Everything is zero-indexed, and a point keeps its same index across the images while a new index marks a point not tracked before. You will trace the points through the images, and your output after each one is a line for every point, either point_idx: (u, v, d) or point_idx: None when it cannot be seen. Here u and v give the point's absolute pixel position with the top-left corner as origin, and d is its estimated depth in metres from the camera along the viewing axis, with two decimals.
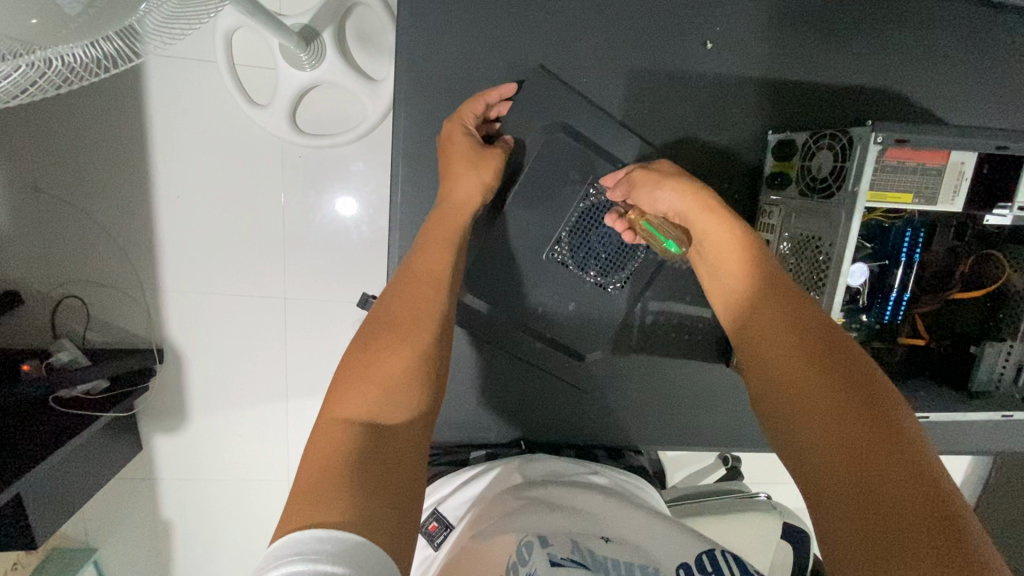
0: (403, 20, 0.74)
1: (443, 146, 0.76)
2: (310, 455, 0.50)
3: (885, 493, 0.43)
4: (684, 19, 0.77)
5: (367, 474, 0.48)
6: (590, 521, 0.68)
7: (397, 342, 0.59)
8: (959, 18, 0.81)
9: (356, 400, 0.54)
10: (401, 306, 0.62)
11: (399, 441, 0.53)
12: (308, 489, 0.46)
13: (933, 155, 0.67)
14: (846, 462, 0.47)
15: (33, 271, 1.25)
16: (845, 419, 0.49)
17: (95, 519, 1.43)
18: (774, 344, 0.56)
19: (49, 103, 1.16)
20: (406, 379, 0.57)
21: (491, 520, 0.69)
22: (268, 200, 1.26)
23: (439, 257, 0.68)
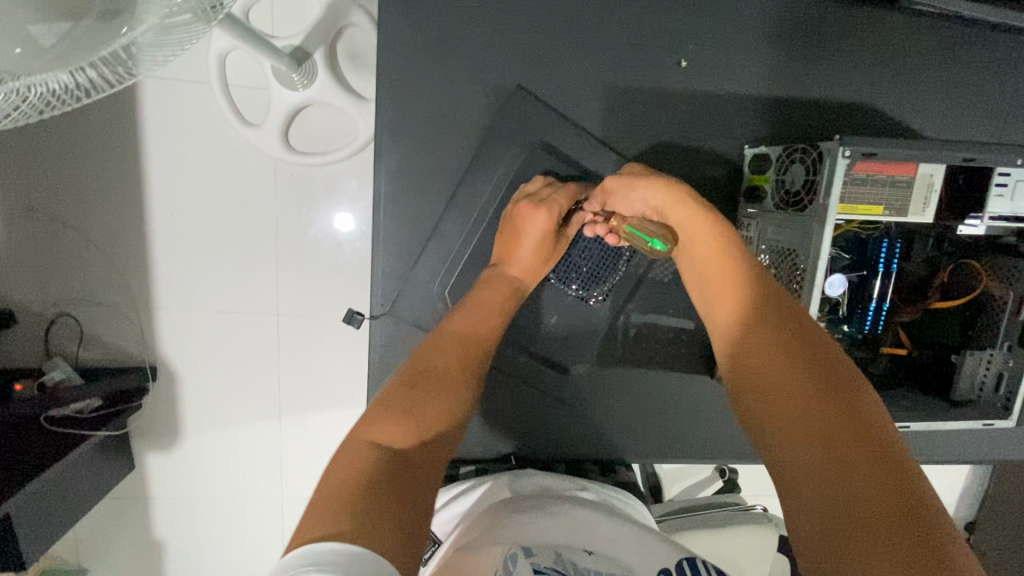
0: (382, 42, 0.75)
1: (510, 226, 0.78)
2: (342, 469, 0.52)
3: (864, 484, 0.47)
4: (660, 36, 0.79)
5: (387, 495, 0.50)
6: (580, 532, 0.68)
7: (435, 390, 0.64)
8: (927, 35, 0.83)
9: (385, 423, 0.58)
10: (440, 358, 0.68)
11: (424, 464, 0.57)
12: (332, 501, 0.48)
13: (901, 167, 0.68)
14: (827, 453, 0.50)
15: (29, 290, 1.26)
16: (826, 413, 0.52)
17: (91, 534, 1.43)
18: (762, 342, 0.60)
19: (44, 126, 1.19)
20: (434, 407, 0.62)
21: (478, 532, 0.69)
22: (261, 218, 1.27)
23: (475, 314, 0.74)
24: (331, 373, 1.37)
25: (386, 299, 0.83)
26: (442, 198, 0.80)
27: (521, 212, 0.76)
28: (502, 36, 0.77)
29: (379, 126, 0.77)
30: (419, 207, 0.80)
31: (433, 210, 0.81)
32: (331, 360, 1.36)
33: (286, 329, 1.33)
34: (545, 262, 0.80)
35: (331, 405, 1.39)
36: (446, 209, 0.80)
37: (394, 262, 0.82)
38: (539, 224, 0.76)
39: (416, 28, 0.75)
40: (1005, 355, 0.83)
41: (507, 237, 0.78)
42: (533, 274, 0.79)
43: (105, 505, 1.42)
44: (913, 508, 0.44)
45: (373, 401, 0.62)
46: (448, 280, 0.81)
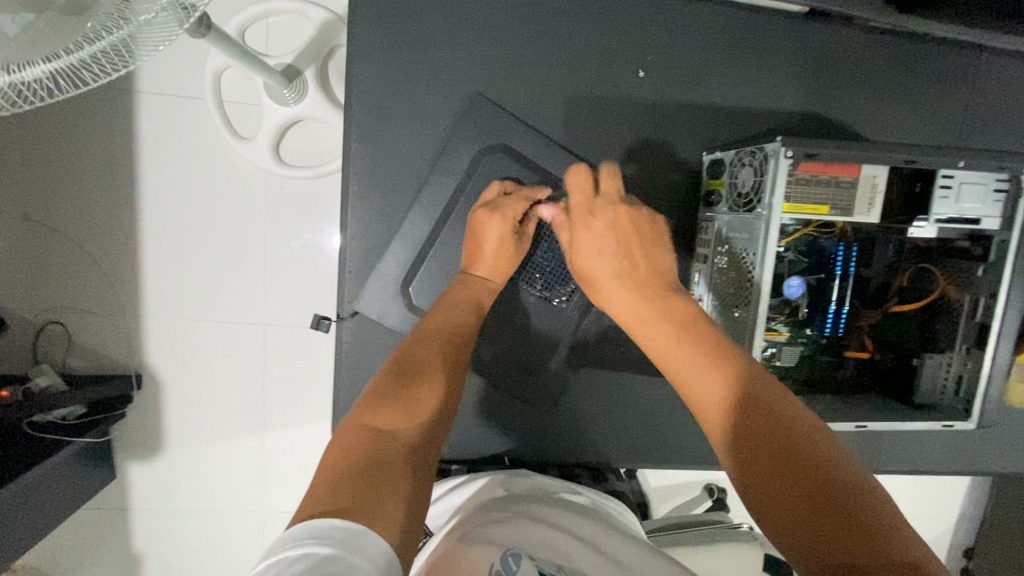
0: (352, 51, 0.79)
1: (472, 236, 0.79)
2: (336, 456, 0.52)
3: (856, 547, 0.42)
4: (621, 48, 0.83)
5: (386, 476, 0.50)
6: (575, 535, 0.69)
7: (425, 379, 0.62)
8: (877, 50, 0.87)
9: (376, 409, 0.57)
10: (421, 351, 0.66)
11: (421, 448, 0.56)
12: (333, 482, 0.49)
13: (845, 168, 0.71)
14: (815, 517, 0.45)
15: (19, 298, 1.29)
16: (808, 463, 0.47)
17: (71, 546, 1.43)
18: (727, 392, 0.53)
19: (42, 138, 1.24)
20: (427, 393, 0.61)
21: (477, 524, 0.70)
22: (247, 229, 1.30)
23: (462, 309, 0.73)
24: (314, 382, 1.38)
25: (353, 297, 0.85)
26: (407, 199, 0.84)
27: (481, 221, 0.77)
28: (467, 47, 0.81)
29: (347, 131, 0.81)
30: (386, 209, 0.84)
31: (398, 210, 0.84)
32: (314, 369, 1.37)
33: (270, 338, 1.35)
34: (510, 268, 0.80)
35: (313, 415, 1.39)
36: (411, 209, 0.83)
37: (362, 261, 0.85)
38: (496, 228, 0.77)
39: (385, 37, 0.79)
40: (963, 358, 0.82)
41: (471, 245, 0.79)
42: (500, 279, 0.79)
43: (85, 516, 1.41)
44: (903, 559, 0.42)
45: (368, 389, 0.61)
46: (412, 278, 0.83)
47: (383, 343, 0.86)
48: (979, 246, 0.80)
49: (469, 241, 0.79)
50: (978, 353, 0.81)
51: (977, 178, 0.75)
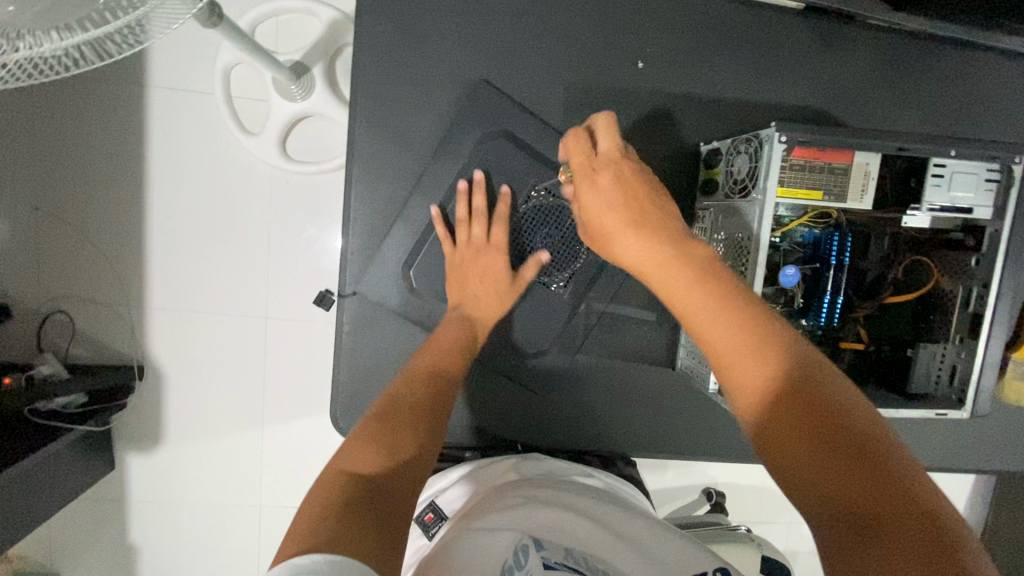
0: (359, 41, 0.81)
1: (459, 271, 0.83)
2: (316, 495, 0.52)
3: (874, 497, 0.43)
4: (620, 40, 0.85)
5: (367, 515, 0.50)
6: (585, 518, 0.69)
7: (408, 419, 0.63)
8: (872, 46, 0.88)
9: (355, 448, 0.57)
10: (405, 394, 0.67)
11: (400, 486, 0.55)
12: (310, 519, 0.48)
13: (838, 155, 0.73)
14: (833, 469, 0.45)
15: (26, 286, 1.31)
16: (827, 420, 0.47)
17: (68, 537, 1.43)
18: (758, 361, 0.51)
19: (53, 128, 1.26)
20: (409, 432, 0.61)
21: (489, 511, 0.70)
22: (252, 221, 1.32)
23: (448, 351, 0.75)
24: (314, 373, 1.38)
25: (355, 278, 0.86)
26: (409, 183, 0.85)
27: (470, 264, 0.82)
28: (471, 37, 0.83)
29: (352, 117, 0.83)
30: (389, 193, 0.85)
31: (401, 194, 0.86)
32: (314, 360, 1.38)
33: (273, 329, 1.36)
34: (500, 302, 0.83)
35: (313, 407, 1.39)
36: (413, 192, 0.84)
37: (365, 243, 0.86)
38: (495, 259, 0.82)
39: (391, 27, 0.81)
40: (957, 348, 0.84)
41: (458, 280, 0.83)
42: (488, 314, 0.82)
43: (83, 507, 1.41)
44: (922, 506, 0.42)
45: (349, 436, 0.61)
46: (412, 261, 0.85)
47: (384, 324, 0.88)
48: (972, 236, 0.82)
49: (458, 283, 0.83)
50: (971, 341, 0.83)
51: (969, 168, 0.77)
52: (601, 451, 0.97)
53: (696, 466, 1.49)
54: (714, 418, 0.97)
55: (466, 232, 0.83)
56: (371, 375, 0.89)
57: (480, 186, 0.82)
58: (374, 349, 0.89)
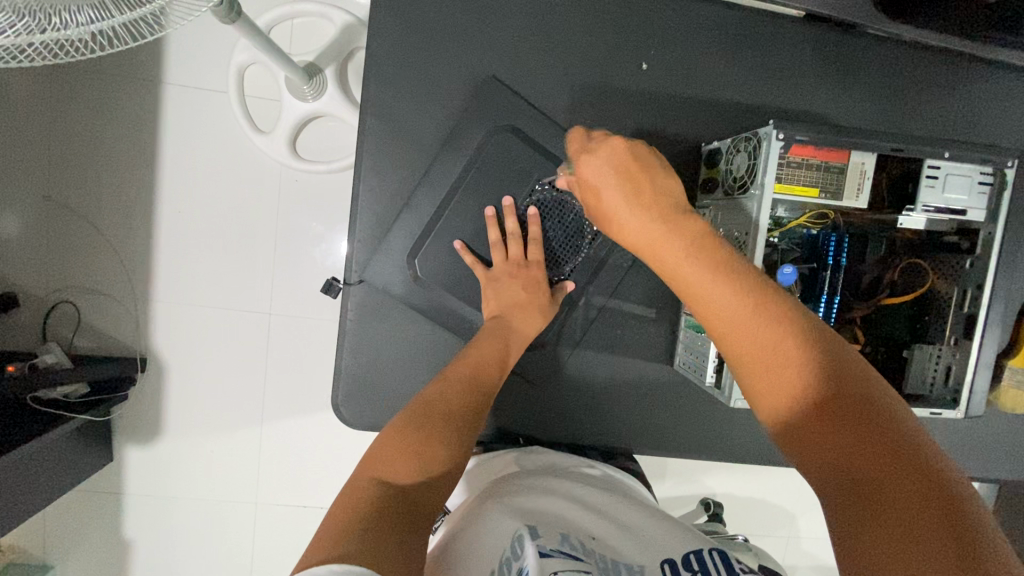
0: (373, 38, 0.84)
1: (490, 287, 0.85)
2: (343, 506, 0.57)
3: (879, 463, 0.43)
4: (624, 42, 0.87)
5: (386, 528, 0.54)
6: (577, 506, 0.70)
7: (438, 431, 0.67)
8: (869, 54, 0.91)
9: (381, 461, 0.62)
10: (439, 405, 0.70)
11: (420, 503, 0.60)
12: (333, 531, 0.53)
13: (833, 155, 0.75)
14: (839, 438, 0.45)
15: (33, 276, 1.32)
16: (835, 391, 0.48)
17: (63, 530, 1.43)
18: (777, 348, 0.50)
19: (70, 120, 1.29)
20: (436, 448, 0.66)
21: (487, 501, 0.72)
22: (260, 216, 1.35)
23: (490, 360, 0.78)
24: (315, 368, 1.39)
25: (361, 267, 0.88)
26: (416, 175, 0.88)
27: (509, 281, 0.84)
28: (481, 35, 0.86)
29: (363, 110, 0.86)
30: (396, 184, 0.88)
31: (408, 185, 0.88)
32: (315, 356, 1.39)
33: (276, 323, 1.37)
34: (531, 319, 0.84)
35: (312, 403, 1.40)
36: (419, 183, 0.86)
37: (371, 234, 0.88)
38: (529, 280, 0.85)
39: (404, 25, 0.84)
40: (952, 350, 0.85)
41: (489, 295, 0.85)
42: (528, 331, 0.83)
43: (79, 498, 1.41)
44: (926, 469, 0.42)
45: (375, 444, 0.66)
46: (417, 250, 0.86)
47: (387, 313, 0.90)
48: (967, 239, 0.83)
49: (495, 297, 0.84)
50: (966, 343, 0.83)
51: (962, 170, 0.78)
52: (598, 446, 0.98)
53: (693, 475, 1.49)
54: (711, 417, 0.98)
55: (502, 252, 0.85)
56: (373, 363, 0.90)
57: (510, 211, 0.85)
58: (377, 337, 0.90)
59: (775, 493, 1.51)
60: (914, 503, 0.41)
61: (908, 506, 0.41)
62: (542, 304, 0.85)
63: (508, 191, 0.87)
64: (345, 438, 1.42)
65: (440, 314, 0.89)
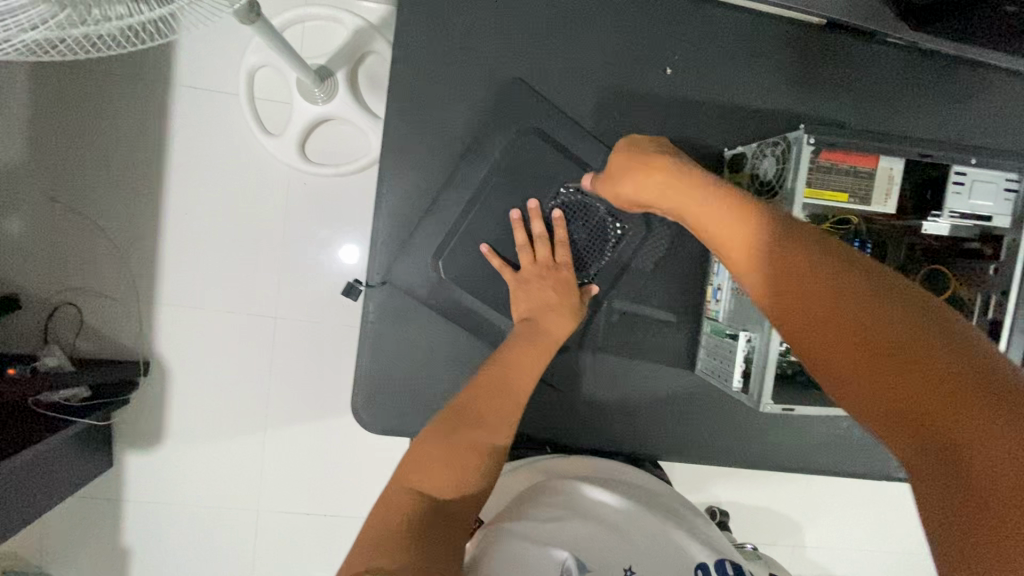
0: (399, 39, 0.84)
1: (517, 289, 0.85)
2: (384, 511, 0.62)
3: (942, 394, 0.42)
4: (649, 47, 0.88)
5: (421, 538, 0.58)
6: (606, 526, 0.68)
7: (474, 438, 0.69)
8: (888, 62, 0.92)
9: (418, 471, 0.65)
10: (474, 410, 0.71)
11: (457, 512, 0.64)
12: (373, 539, 0.58)
13: (863, 159, 0.76)
14: (897, 374, 0.44)
15: (37, 276, 1.29)
16: (879, 325, 0.46)
17: (58, 538, 1.38)
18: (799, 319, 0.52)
19: (79, 118, 1.27)
20: (470, 454, 0.67)
21: (513, 514, 0.69)
22: (270, 218, 1.33)
23: (526, 366, 0.77)
24: (322, 372, 1.37)
25: (383, 268, 0.87)
26: (441, 177, 0.87)
27: (540, 283, 0.84)
28: (506, 39, 0.86)
29: (388, 111, 0.85)
30: (420, 185, 0.87)
31: (432, 187, 0.87)
32: (323, 360, 1.37)
33: (284, 326, 1.35)
34: (560, 321, 0.83)
35: (319, 409, 1.38)
36: (445, 185, 0.86)
37: (394, 235, 0.88)
38: (558, 282, 0.85)
39: (430, 27, 0.84)
40: None
41: (517, 297, 0.84)
42: (560, 332, 0.82)
43: (76, 506, 1.37)
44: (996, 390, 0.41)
45: (413, 452, 0.68)
46: (442, 252, 0.86)
47: (409, 316, 0.89)
48: (989, 246, 0.84)
49: (526, 300, 0.84)
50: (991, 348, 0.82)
51: (987, 176, 0.80)
52: (617, 452, 0.97)
53: (701, 484, 1.47)
54: (729, 423, 0.97)
55: (530, 254, 0.85)
56: (394, 367, 0.89)
57: (536, 214, 0.85)
58: (398, 341, 0.89)
59: (781, 502, 1.50)
60: (990, 431, 0.39)
61: (985, 439, 0.39)
62: (572, 307, 0.84)
63: (533, 194, 0.86)
64: (351, 444, 1.40)
65: (463, 316, 0.88)
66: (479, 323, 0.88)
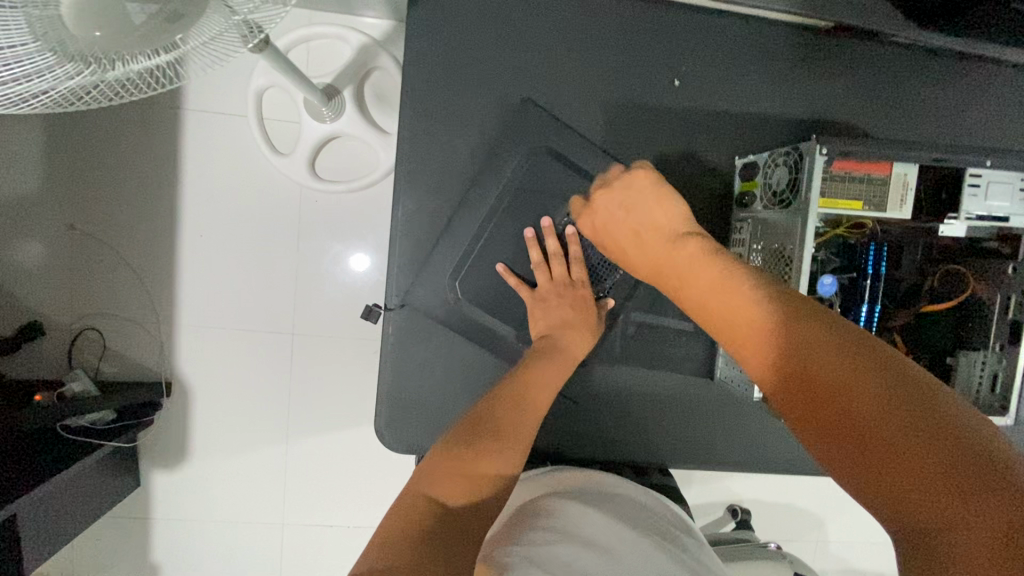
0: (409, 64, 0.85)
1: (534, 306, 0.86)
2: (397, 519, 0.58)
3: (930, 475, 0.40)
4: (655, 59, 0.88)
5: (435, 544, 0.55)
6: (590, 548, 0.62)
7: (488, 449, 0.68)
8: (897, 63, 0.91)
9: (432, 478, 0.63)
10: (487, 422, 0.71)
11: (475, 518, 0.61)
12: (388, 546, 0.54)
13: (876, 166, 0.77)
14: (876, 454, 0.42)
15: (57, 304, 1.30)
16: (854, 398, 0.45)
17: (87, 558, 1.40)
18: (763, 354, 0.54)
19: (91, 145, 1.28)
20: (484, 464, 0.66)
21: (496, 545, 0.64)
22: (282, 237, 1.33)
23: (543, 382, 0.78)
24: (339, 388, 1.38)
25: (401, 289, 0.89)
26: (454, 199, 0.88)
27: (557, 301, 0.85)
28: (514, 59, 0.86)
29: (400, 135, 0.86)
30: (435, 207, 0.88)
31: (446, 209, 0.88)
32: (339, 375, 1.38)
33: (300, 345, 1.36)
34: (577, 337, 0.84)
35: (338, 424, 1.39)
36: (459, 206, 0.87)
37: (410, 257, 0.89)
38: (575, 299, 0.86)
39: (438, 51, 0.85)
40: (997, 355, 0.82)
41: (535, 315, 0.86)
42: (579, 347, 0.84)
43: (106, 526, 1.39)
44: (973, 461, 0.39)
45: (424, 462, 0.66)
46: (459, 273, 0.87)
47: (428, 336, 0.90)
48: (1008, 245, 0.83)
49: (544, 317, 0.85)
50: (1012, 348, 0.81)
51: (1003, 177, 0.80)
52: (638, 462, 0.97)
53: (721, 482, 1.47)
54: (749, 428, 0.98)
55: (546, 272, 0.86)
56: (416, 386, 0.90)
57: (550, 231, 0.86)
58: (418, 360, 0.90)
59: (801, 499, 1.49)
60: (979, 515, 0.37)
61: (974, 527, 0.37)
62: (590, 323, 0.86)
63: (546, 211, 0.87)
64: (372, 458, 1.42)
65: (480, 334, 0.90)
66: (497, 340, 0.90)
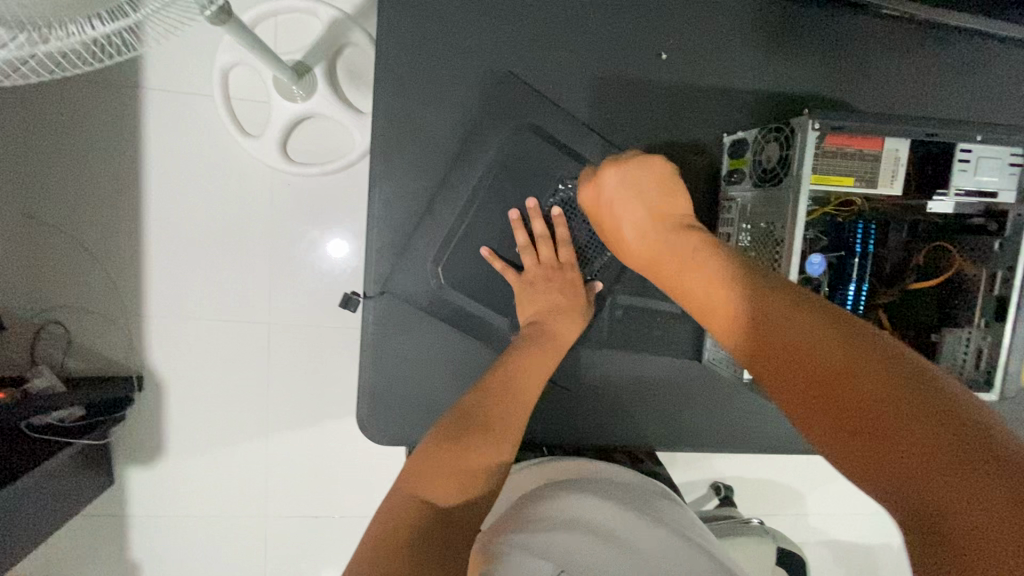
0: (383, 36, 0.80)
1: (520, 290, 0.83)
2: (389, 517, 0.56)
3: (946, 468, 0.40)
4: (642, 30, 0.84)
5: (431, 543, 0.53)
6: (598, 539, 0.60)
7: (481, 442, 0.65)
8: (885, 36, 0.89)
9: (423, 476, 0.60)
10: (479, 411, 0.69)
11: (468, 516, 0.59)
12: (381, 546, 0.52)
13: (867, 142, 0.76)
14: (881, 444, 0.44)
15: (14, 297, 1.22)
16: (852, 387, 0.47)
17: (62, 557, 1.35)
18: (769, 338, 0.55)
19: (43, 125, 1.19)
20: (476, 457, 0.64)
21: (493, 538, 0.62)
22: (256, 222, 1.27)
23: (534, 371, 0.75)
24: (321, 377, 1.34)
25: (382, 275, 0.85)
26: (435, 180, 0.84)
27: (544, 285, 0.82)
28: (494, 31, 0.82)
29: (376, 112, 0.82)
30: (415, 189, 0.84)
31: (427, 190, 0.84)
32: (319, 364, 1.33)
33: (278, 333, 1.31)
34: (567, 321, 0.82)
35: (320, 414, 1.35)
36: (440, 187, 0.83)
37: (390, 241, 0.85)
38: (562, 283, 0.83)
39: (414, 22, 0.80)
40: (982, 331, 0.82)
41: (522, 300, 0.83)
42: (569, 331, 0.82)
43: (81, 526, 1.34)
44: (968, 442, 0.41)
45: (414, 456, 0.64)
46: (442, 257, 0.84)
47: (411, 323, 0.87)
48: (994, 222, 0.82)
49: (531, 302, 0.82)
50: (997, 325, 0.80)
51: (993, 152, 0.79)
52: (628, 445, 0.96)
53: (704, 461, 1.48)
54: (737, 407, 0.97)
55: (532, 255, 0.83)
56: (400, 375, 0.87)
57: (536, 213, 0.83)
58: (401, 348, 0.87)
59: (782, 474, 1.51)
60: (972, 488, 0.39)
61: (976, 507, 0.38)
62: (580, 307, 0.84)
63: (532, 191, 0.84)
64: (353, 448, 1.38)
65: (465, 320, 0.87)
66: (483, 326, 0.87)
